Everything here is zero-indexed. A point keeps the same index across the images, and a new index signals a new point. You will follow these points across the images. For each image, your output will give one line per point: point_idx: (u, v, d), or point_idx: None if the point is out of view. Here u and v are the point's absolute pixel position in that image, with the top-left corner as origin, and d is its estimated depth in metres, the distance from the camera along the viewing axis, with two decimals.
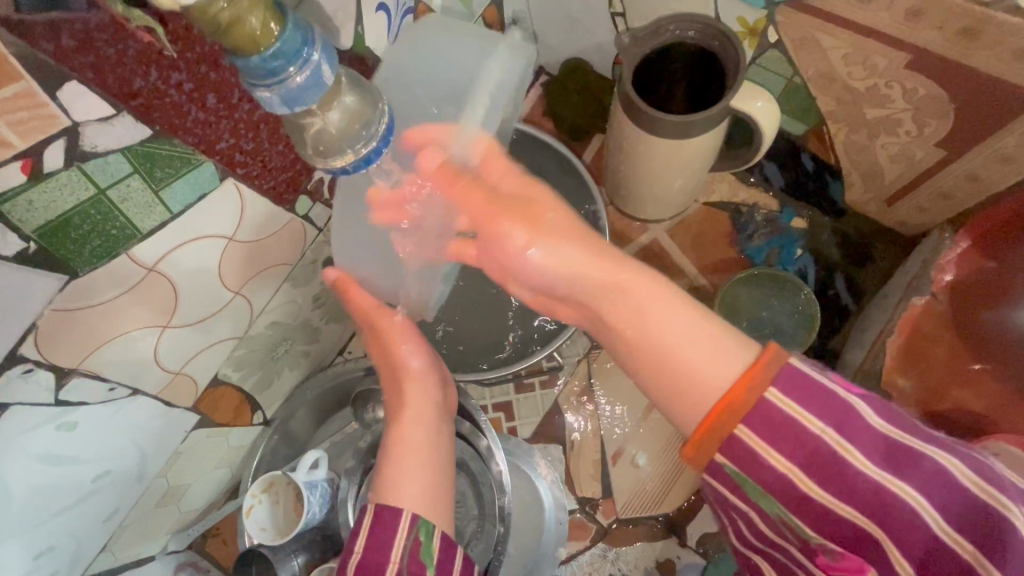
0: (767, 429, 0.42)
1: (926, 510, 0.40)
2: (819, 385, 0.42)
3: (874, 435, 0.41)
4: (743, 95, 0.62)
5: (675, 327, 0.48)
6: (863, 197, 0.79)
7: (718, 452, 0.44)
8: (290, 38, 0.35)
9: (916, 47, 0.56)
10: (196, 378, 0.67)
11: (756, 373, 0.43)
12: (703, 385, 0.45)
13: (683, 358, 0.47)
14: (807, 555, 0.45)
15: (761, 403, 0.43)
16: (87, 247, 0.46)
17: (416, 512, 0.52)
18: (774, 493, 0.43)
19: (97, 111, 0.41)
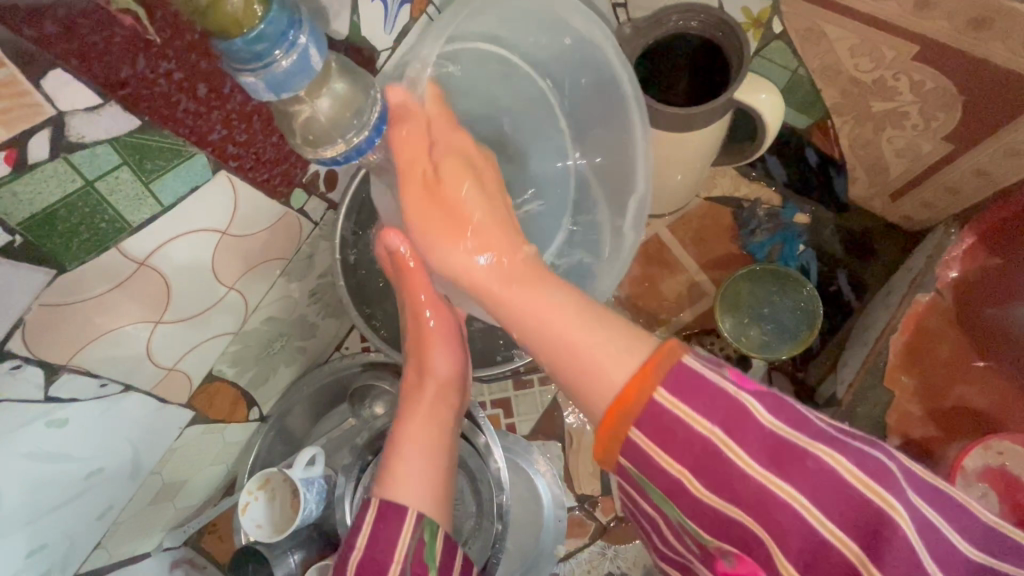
0: (655, 432, 0.40)
1: (806, 511, 0.38)
2: (704, 382, 0.40)
3: (761, 434, 0.39)
4: (747, 88, 0.60)
5: (572, 326, 0.45)
6: (867, 191, 0.78)
7: (620, 454, 0.43)
8: (276, 20, 0.34)
9: (925, 38, 0.55)
10: (191, 374, 0.66)
11: (652, 370, 0.41)
12: (601, 386, 0.42)
13: (581, 354, 0.44)
14: (710, 562, 0.44)
15: (648, 404, 0.41)
16: (75, 240, 0.45)
17: (422, 512, 0.50)
18: (675, 498, 0.42)
19: (83, 100, 0.39)
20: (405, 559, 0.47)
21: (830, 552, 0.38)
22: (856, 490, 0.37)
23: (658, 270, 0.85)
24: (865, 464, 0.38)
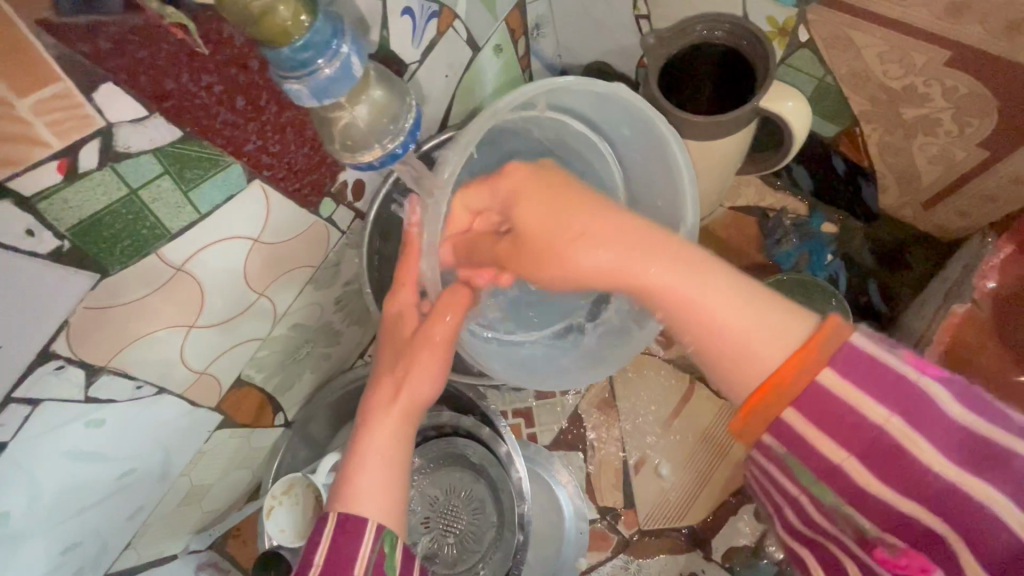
0: (819, 414, 0.38)
1: (1007, 511, 0.35)
2: (878, 364, 0.38)
3: (963, 433, 0.36)
4: (772, 96, 0.60)
5: (721, 308, 0.42)
6: (899, 202, 0.76)
7: (765, 433, 0.40)
8: (322, 29, 0.35)
9: (957, 43, 0.54)
10: (219, 377, 0.68)
11: (815, 350, 0.39)
12: (748, 369, 0.40)
13: (711, 320, 0.42)
14: (862, 548, 0.40)
15: (813, 382, 0.38)
16: (117, 247, 0.46)
17: (382, 524, 0.49)
18: (832, 485, 0.39)
19: (130, 112, 0.41)
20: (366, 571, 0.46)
21: None
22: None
23: None
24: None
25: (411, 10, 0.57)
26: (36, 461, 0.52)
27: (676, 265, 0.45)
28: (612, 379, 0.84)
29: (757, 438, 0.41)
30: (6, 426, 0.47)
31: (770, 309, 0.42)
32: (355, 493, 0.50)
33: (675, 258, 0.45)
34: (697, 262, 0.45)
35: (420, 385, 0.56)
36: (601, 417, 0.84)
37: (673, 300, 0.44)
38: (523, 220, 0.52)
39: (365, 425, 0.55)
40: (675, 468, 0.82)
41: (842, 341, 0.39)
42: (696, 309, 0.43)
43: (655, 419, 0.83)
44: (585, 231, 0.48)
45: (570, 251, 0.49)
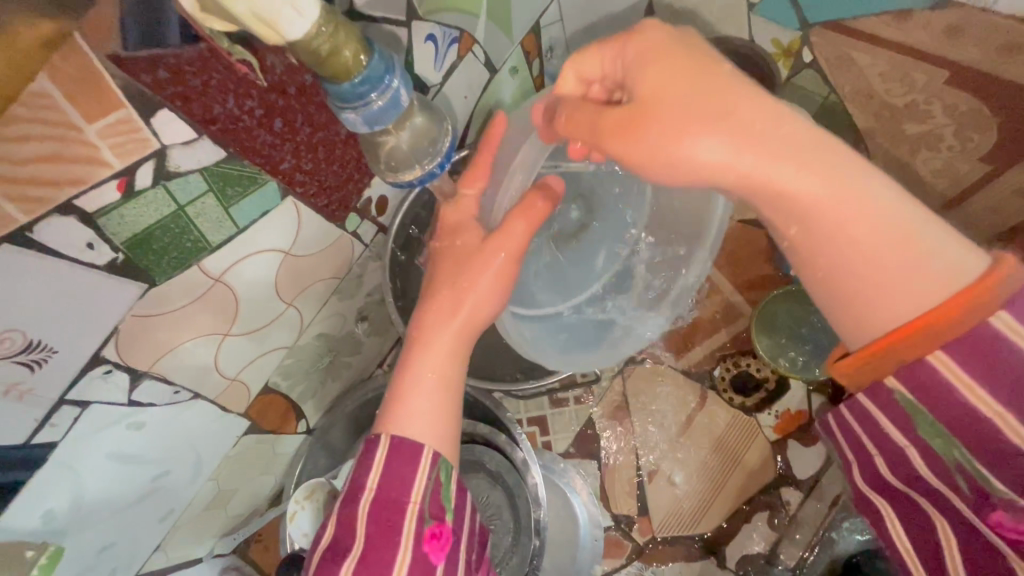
0: (976, 358, 0.35)
1: None
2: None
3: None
4: None
5: (881, 236, 0.38)
6: None
7: (894, 373, 0.38)
8: (376, 65, 0.38)
9: None
10: (248, 384, 0.71)
11: (989, 287, 0.35)
12: (903, 306, 0.37)
13: (862, 241, 0.38)
14: (978, 510, 0.37)
15: (981, 324, 0.35)
16: (165, 258, 0.50)
17: (437, 452, 0.48)
18: (976, 442, 0.36)
19: (182, 135, 0.45)
20: (422, 502, 0.46)
21: None
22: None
23: None
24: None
25: (434, 36, 0.60)
26: (83, 461, 0.55)
27: (833, 170, 0.39)
28: (626, 388, 0.86)
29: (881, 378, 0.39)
30: (57, 427, 0.50)
31: (934, 243, 0.37)
32: (409, 412, 0.49)
33: (833, 166, 0.39)
34: (863, 175, 0.39)
35: (480, 302, 0.55)
36: (615, 426, 0.85)
37: (826, 218, 0.39)
38: (645, 91, 0.43)
39: (422, 340, 0.54)
40: (688, 476, 0.83)
41: (1020, 282, 0.35)
42: (855, 230, 0.38)
43: (668, 427, 0.84)
44: (734, 115, 0.40)
45: (686, 128, 0.40)
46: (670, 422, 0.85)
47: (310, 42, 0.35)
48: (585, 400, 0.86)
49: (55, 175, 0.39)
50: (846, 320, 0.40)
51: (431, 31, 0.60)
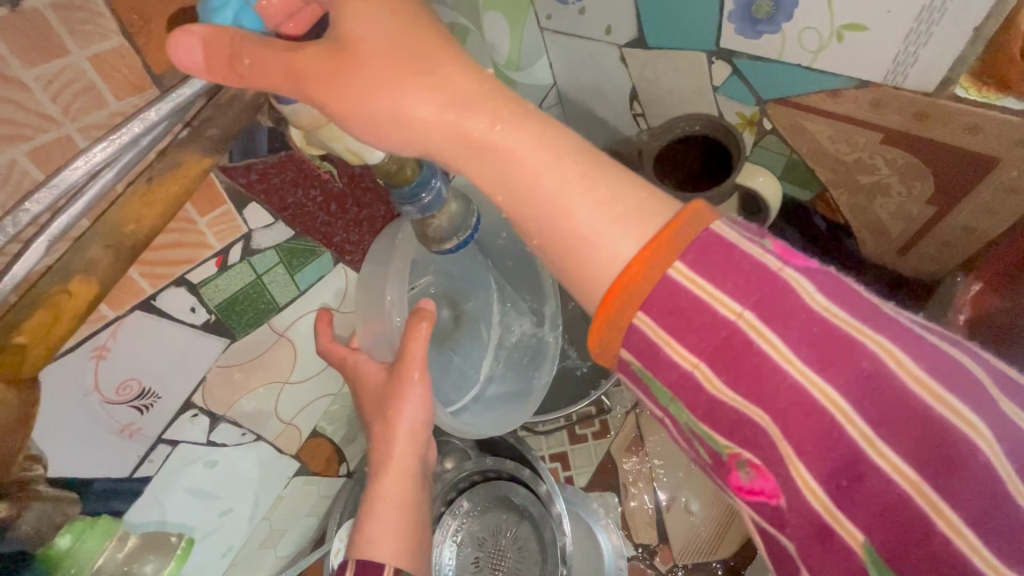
0: (664, 312, 0.37)
1: (846, 412, 0.33)
2: (735, 254, 0.36)
3: (807, 329, 0.34)
4: (745, 173, 0.72)
5: (576, 186, 0.41)
6: (877, 250, 0.81)
7: (621, 340, 0.38)
8: (426, 172, 0.52)
9: (883, 127, 0.62)
10: (300, 427, 0.80)
11: (672, 236, 0.37)
12: (600, 260, 0.39)
13: (561, 206, 0.41)
14: (721, 476, 0.39)
15: (665, 277, 0.37)
16: (244, 318, 0.61)
17: (397, 569, 0.52)
18: (685, 397, 0.38)
19: (263, 220, 0.58)
20: None
21: (878, 483, 0.32)
22: (916, 399, 0.32)
23: None
24: (924, 354, 0.33)
25: None
26: (167, 494, 0.64)
27: (525, 131, 0.42)
28: (639, 423, 0.93)
29: (617, 353, 0.40)
30: (154, 463, 0.60)
31: (617, 194, 0.40)
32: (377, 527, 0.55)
33: (529, 127, 0.42)
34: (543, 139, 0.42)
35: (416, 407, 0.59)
36: (630, 460, 0.91)
37: (526, 176, 0.41)
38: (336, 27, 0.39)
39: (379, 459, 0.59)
40: (704, 504, 0.88)
41: (698, 227, 0.37)
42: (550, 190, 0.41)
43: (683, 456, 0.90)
44: (433, 73, 0.40)
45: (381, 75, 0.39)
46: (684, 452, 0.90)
47: (383, 165, 0.49)
48: (602, 435, 0.93)
49: (175, 257, 0.52)
50: (569, 276, 0.42)
51: None
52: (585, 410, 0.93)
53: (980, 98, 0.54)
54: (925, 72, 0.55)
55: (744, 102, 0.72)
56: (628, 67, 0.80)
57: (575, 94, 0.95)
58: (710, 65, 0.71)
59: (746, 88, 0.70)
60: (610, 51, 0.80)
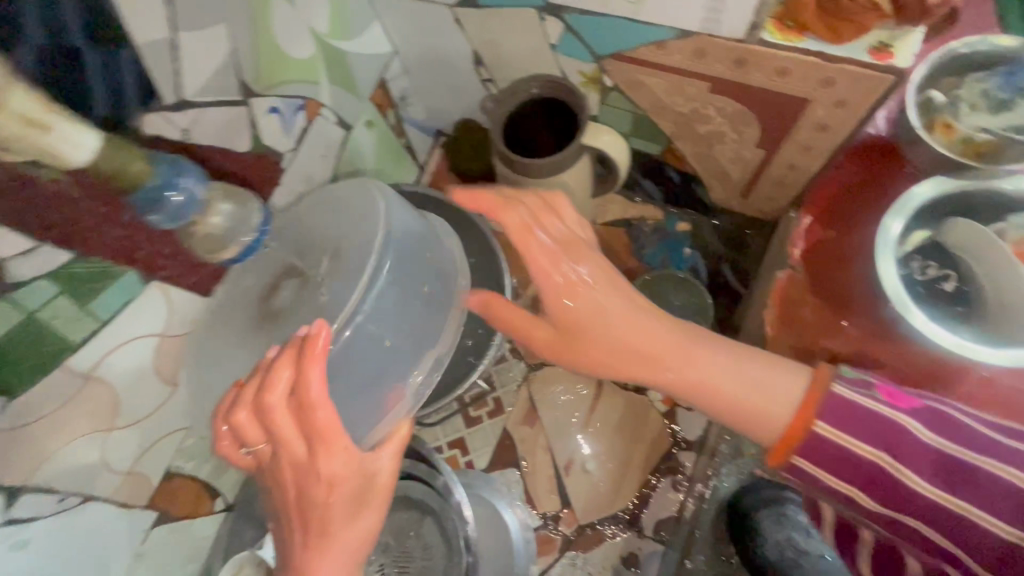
0: (830, 460, 0.49)
1: (987, 520, 0.44)
2: (855, 408, 0.48)
3: (845, 457, 0.48)
4: (590, 133, 0.71)
5: (723, 360, 0.55)
6: (723, 196, 0.87)
7: (802, 459, 0.50)
8: (164, 173, 0.48)
9: (707, 76, 0.63)
10: (151, 473, 0.69)
11: (816, 397, 0.50)
12: (774, 411, 0.51)
13: (693, 355, 0.56)
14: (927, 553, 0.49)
15: (813, 431, 0.49)
16: (21, 368, 0.50)
17: None
18: (868, 494, 0.49)
19: (17, 246, 0.47)
20: None
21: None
22: (986, 473, 0.45)
23: None
24: (977, 443, 0.46)
25: (277, 109, 0.69)
26: None
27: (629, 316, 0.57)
28: (531, 394, 0.93)
29: (788, 461, 0.51)
30: None
31: (754, 369, 0.54)
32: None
33: (613, 288, 0.57)
34: (703, 343, 0.56)
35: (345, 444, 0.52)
36: (526, 431, 0.91)
37: (617, 334, 0.56)
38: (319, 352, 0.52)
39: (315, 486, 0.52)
40: (600, 461, 0.88)
41: (826, 387, 0.50)
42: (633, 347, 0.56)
43: (576, 417, 0.91)
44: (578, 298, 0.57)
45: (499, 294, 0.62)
46: (577, 413, 0.91)
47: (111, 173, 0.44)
48: (497, 413, 0.93)
49: None
50: (732, 418, 0.54)
51: (274, 104, 0.68)
52: (476, 390, 0.94)
53: (783, 41, 0.55)
54: (734, 19, 0.55)
55: (582, 60, 0.70)
56: (464, 29, 0.76)
57: (421, 63, 0.89)
58: (541, 22, 0.68)
59: (581, 45, 0.68)
60: (442, 14, 0.75)
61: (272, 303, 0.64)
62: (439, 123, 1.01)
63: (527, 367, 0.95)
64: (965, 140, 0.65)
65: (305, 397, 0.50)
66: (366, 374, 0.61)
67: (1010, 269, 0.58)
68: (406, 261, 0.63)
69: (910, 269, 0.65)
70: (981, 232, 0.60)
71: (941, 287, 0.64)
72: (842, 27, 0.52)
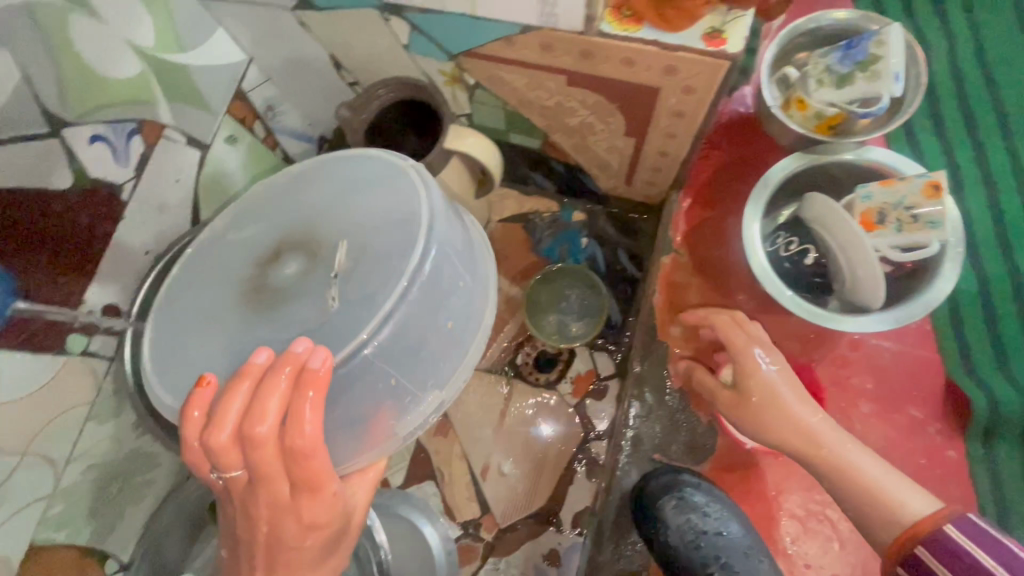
0: (952, 551, 0.48)
1: None
2: (990, 535, 0.49)
3: (988, 542, 0.48)
4: (452, 136, 0.66)
5: (864, 455, 0.55)
6: (610, 184, 0.86)
7: (920, 547, 0.50)
8: None
9: (561, 70, 0.62)
10: (8, 554, 0.62)
11: (933, 523, 0.50)
12: (895, 510, 0.52)
13: (833, 471, 0.56)
14: None
15: (938, 529, 0.50)
16: None
17: None
18: None
19: None
20: None
21: None
22: None
23: None
24: None
25: (100, 136, 0.63)
26: None
27: (803, 401, 0.58)
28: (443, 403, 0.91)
29: (906, 551, 0.51)
30: None
31: (881, 471, 0.54)
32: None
33: (843, 439, 0.56)
34: (849, 446, 0.56)
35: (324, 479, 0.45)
36: (440, 441, 0.90)
37: (825, 462, 0.56)
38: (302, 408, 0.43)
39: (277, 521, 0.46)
40: (516, 462, 0.88)
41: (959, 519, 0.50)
42: (725, 391, 0.63)
43: (489, 421, 0.90)
44: (764, 402, 0.59)
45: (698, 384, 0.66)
46: (489, 417, 0.90)
47: None
48: None
49: None
50: (848, 493, 0.55)
51: (95, 131, 0.63)
52: None
53: (622, 31, 0.54)
54: (568, 12, 0.53)
55: (438, 59, 0.67)
56: (313, 31, 0.70)
57: (281, 69, 0.83)
58: (386, 22, 0.63)
59: (432, 44, 0.65)
60: (285, 17, 0.69)
61: (268, 278, 0.55)
62: (318, 128, 0.95)
63: None
64: (817, 116, 0.67)
65: (297, 443, 0.42)
66: (365, 405, 0.53)
67: (851, 236, 0.60)
68: (439, 278, 0.54)
69: (775, 246, 0.68)
70: (825, 204, 0.62)
71: (804, 260, 0.66)
72: (677, 16, 0.52)
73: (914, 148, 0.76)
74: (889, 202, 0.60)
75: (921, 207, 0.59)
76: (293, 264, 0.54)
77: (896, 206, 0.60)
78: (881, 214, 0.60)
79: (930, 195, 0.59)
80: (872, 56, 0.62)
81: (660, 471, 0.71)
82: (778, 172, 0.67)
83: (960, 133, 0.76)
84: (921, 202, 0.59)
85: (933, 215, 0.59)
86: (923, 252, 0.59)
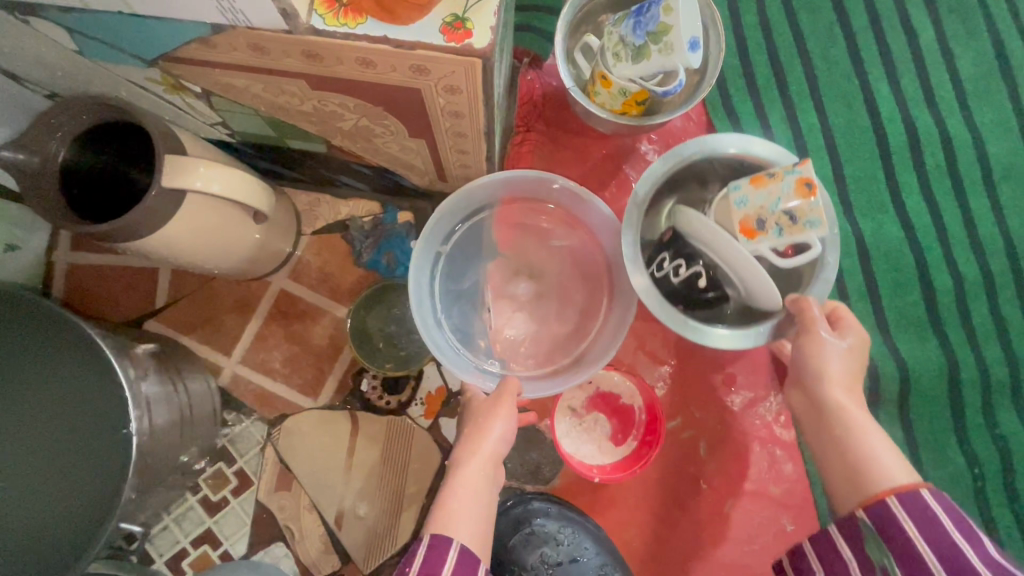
0: (917, 515, 0.48)
1: None
2: (950, 506, 0.48)
3: (949, 512, 0.48)
4: (171, 172, 0.51)
5: (869, 423, 0.54)
6: (424, 182, 0.74)
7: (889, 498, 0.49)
8: None
9: (294, 72, 0.48)
10: None
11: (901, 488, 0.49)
12: (878, 476, 0.51)
13: (848, 425, 0.53)
14: None
15: (917, 492, 0.49)
16: None
17: None
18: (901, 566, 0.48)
19: None
20: None
21: None
22: None
23: (298, 322, 0.82)
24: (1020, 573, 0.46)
25: None
26: None
27: (847, 353, 0.56)
28: (279, 453, 0.80)
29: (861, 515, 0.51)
30: None
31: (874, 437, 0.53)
32: (451, 512, 0.54)
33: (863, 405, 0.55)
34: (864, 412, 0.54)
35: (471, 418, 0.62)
36: (285, 496, 0.79)
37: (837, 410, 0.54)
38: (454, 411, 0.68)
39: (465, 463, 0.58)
40: (372, 502, 0.80)
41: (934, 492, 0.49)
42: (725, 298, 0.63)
43: (334, 465, 0.80)
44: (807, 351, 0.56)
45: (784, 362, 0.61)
46: (334, 460, 0.80)
47: None
48: (243, 488, 0.80)
49: None
50: (841, 447, 0.53)
51: None
52: (212, 468, 0.79)
53: (339, 27, 0.41)
54: (251, 7, 0.39)
55: (135, 67, 0.50)
56: None
57: None
58: (29, 22, 0.45)
59: (112, 48, 0.47)
60: None
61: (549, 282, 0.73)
62: None
63: (266, 426, 0.81)
64: (623, 94, 0.59)
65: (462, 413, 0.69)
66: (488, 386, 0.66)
67: (728, 247, 0.54)
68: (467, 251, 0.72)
69: (664, 271, 0.59)
70: (695, 218, 0.55)
71: (697, 284, 0.57)
72: (398, 5, 0.40)
73: (729, 113, 0.72)
74: (765, 205, 0.52)
75: (799, 208, 0.51)
76: (530, 283, 0.73)
77: (773, 209, 0.52)
78: (760, 220, 0.53)
79: (805, 195, 0.51)
80: (662, 25, 0.52)
81: (510, 504, 0.67)
82: (644, 186, 0.61)
83: (770, 90, 0.73)
84: (797, 203, 0.51)
85: (812, 213, 0.51)
86: (809, 254, 0.54)
